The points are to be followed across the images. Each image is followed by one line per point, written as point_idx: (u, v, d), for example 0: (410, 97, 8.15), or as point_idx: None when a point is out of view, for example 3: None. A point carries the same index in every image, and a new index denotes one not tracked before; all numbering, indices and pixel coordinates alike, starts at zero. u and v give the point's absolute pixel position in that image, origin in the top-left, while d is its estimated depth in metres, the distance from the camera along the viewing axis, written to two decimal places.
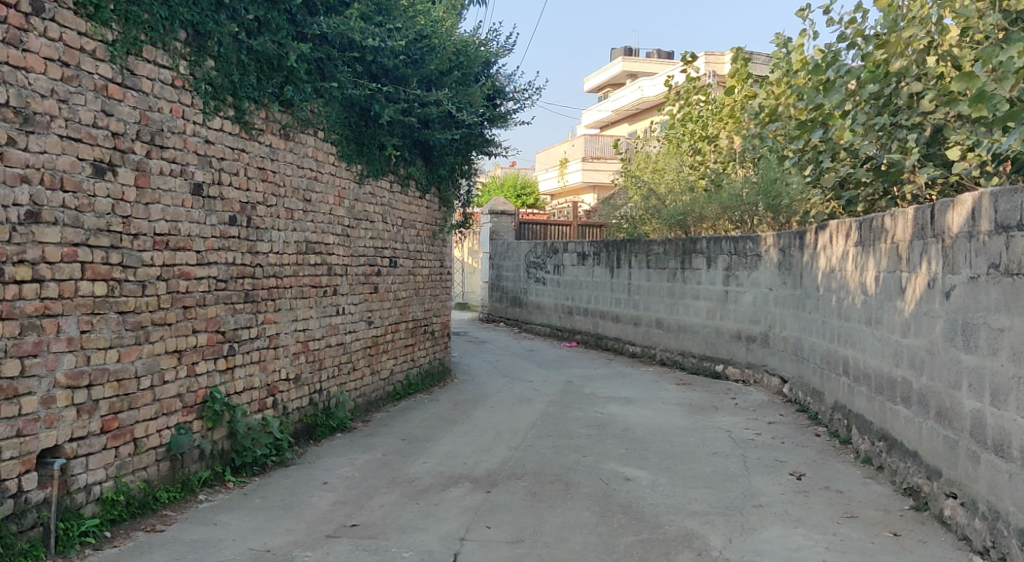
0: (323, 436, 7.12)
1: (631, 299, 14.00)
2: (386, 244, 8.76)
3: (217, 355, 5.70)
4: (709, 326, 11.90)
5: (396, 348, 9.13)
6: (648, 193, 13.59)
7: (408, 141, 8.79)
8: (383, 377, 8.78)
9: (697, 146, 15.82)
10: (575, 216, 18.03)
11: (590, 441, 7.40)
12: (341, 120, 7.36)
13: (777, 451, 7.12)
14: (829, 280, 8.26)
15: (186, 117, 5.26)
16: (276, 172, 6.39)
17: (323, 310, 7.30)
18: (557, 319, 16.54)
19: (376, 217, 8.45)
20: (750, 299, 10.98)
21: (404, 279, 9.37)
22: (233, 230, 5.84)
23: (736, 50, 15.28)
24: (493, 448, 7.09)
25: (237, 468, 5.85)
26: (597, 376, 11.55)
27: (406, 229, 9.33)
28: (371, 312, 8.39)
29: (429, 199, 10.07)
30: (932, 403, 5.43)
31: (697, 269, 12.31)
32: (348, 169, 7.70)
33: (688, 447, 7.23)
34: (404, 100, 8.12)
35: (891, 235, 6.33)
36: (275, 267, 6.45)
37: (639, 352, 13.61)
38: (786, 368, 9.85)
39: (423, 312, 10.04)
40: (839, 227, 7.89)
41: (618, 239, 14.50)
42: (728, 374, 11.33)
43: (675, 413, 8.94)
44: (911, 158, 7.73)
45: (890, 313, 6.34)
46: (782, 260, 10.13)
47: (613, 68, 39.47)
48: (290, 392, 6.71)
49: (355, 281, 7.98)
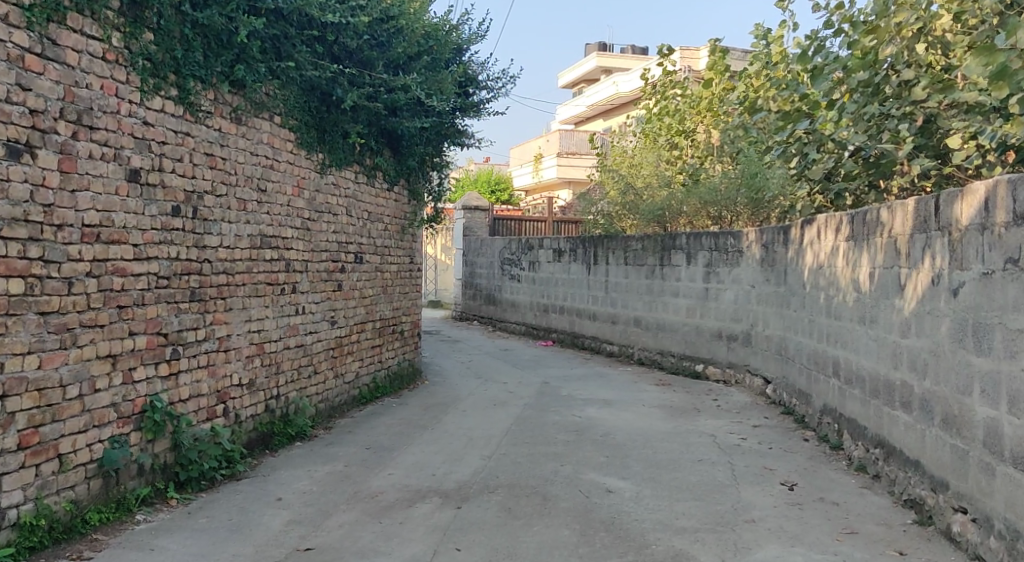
0: (281, 446, 6.62)
1: (608, 297, 13.59)
2: (350, 239, 8.25)
3: (159, 359, 5.17)
4: (689, 324, 11.51)
5: (362, 349, 8.62)
6: (625, 187, 13.14)
7: (374, 130, 8.29)
8: (348, 380, 8.27)
9: (674, 140, 15.40)
10: (550, 212, 17.60)
11: (568, 448, 6.96)
12: (300, 104, 6.86)
13: (765, 458, 6.73)
14: (817, 277, 7.86)
15: (120, 95, 4.72)
16: (225, 160, 5.87)
17: (281, 310, 6.79)
18: (532, 317, 16.09)
19: (340, 210, 7.94)
20: (731, 297, 10.59)
21: (371, 276, 8.86)
22: (177, 222, 5.31)
23: (714, 42, 14.99)
24: (464, 456, 6.62)
25: (182, 484, 5.32)
26: (574, 377, 11.12)
27: (373, 223, 8.82)
28: (334, 312, 7.89)
29: (397, 191, 9.56)
30: (936, 410, 5.06)
31: (676, 265, 11.89)
32: (308, 158, 7.18)
33: (671, 454, 6.81)
34: (368, 85, 7.63)
35: (888, 229, 5.95)
36: (226, 263, 5.93)
37: (617, 351, 13.21)
38: (769, 369, 9.47)
39: (391, 311, 9.53)
40: (828, 221, 7.51)
41: (594, 235, 14.07)
42: (709, 374, 10.95)
43: (655, 416, 8.51)
44: (904, 148, 7.38)
45: (887, 311, 5.96)
46: (765, 256, 9.75)
47: (587, 64, 39.12)
48: (243, 399, 6.20)
49: (316, 279, 7.47)
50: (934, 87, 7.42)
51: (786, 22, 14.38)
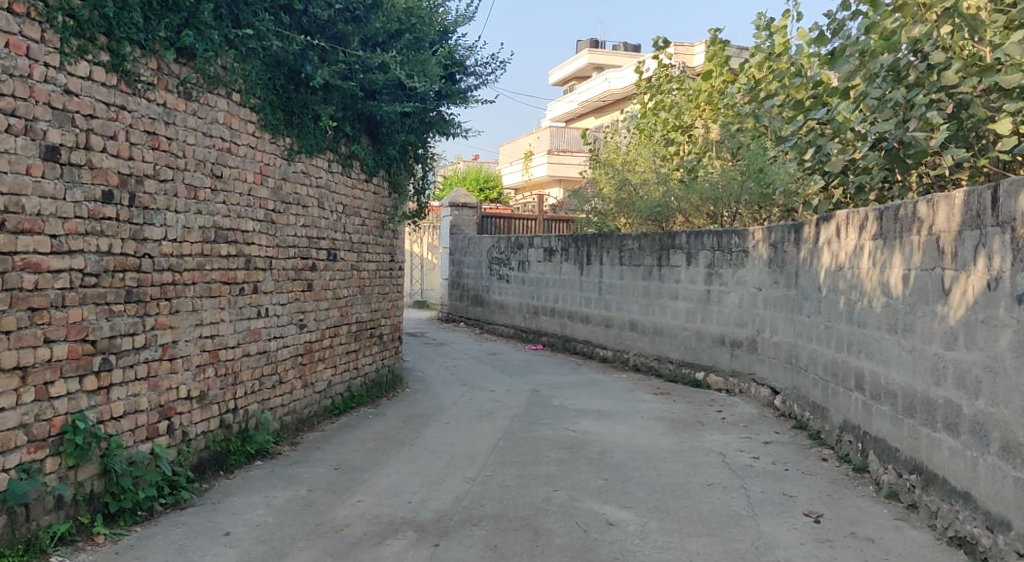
0: (237, 466, 5.85)
1: (602, 299, 12.86)
2: (323, 234, 7.48)
3: (86, 371, 4.39)
4: (689, 329, 10.76)
5: (335, 355, 7.86)
6: (621, 183, 12.39)
7: (350, 114, 7.52)
8: (319, 390, 7.50)
9: (670, 136, 14.70)
10: (540, 210, 16.87)
11: (561, 469, 6.22)
12: (263, 81, 6.10)
13: (783, 482, 6.02)
14: (835, 279, 7.16)
15: (32, 56, 3.99)
16: (171, 140, 5.09)
17: (239, 312, 6.01)
18: (521, 319, 15.36)
19: (311, 201, 7.16)
20: (735, 300, 9.87)
21: (346, 275, 8.10)
22: (109, 210, 4.54)
23: (712, 32, 14.24)
24: (445, 479, 5.87)
25: (112, 516, 4.55)
26: (566, 384, 10.37)
27: (348, 216, 8.05)
28: (303, 314, 7.11)
29: (377, 182, 8.79)
30: (993, 436, 4.38)
31: (675, 266, 11.15)
32: (272, 142, 6.41)
33: (677, 477, 6.08)
34: (342, 62, 6.86)
35: (928, 225, 5.25)
36: (171, 259, 5.15)
37: (611, 356, 12.48)
38: (778, 378, 8.76)
39: (369, 313, 8.76)
40: (850, 217, 6.80)
41: (588, 234, 13.33)
42: (711, 382, 10.23)
43: (656, 431, 7.79)
44: (937, 137, 6.67)
45: (926, 319, 5.25)
46: (773, 257, 9.04)
47: (578, 61, 38.40)
48: (193, 414, 5.42)
49: (282, 278, 6.70)
50: (967, 71, 6.80)
51: (790, 11, 13.89)
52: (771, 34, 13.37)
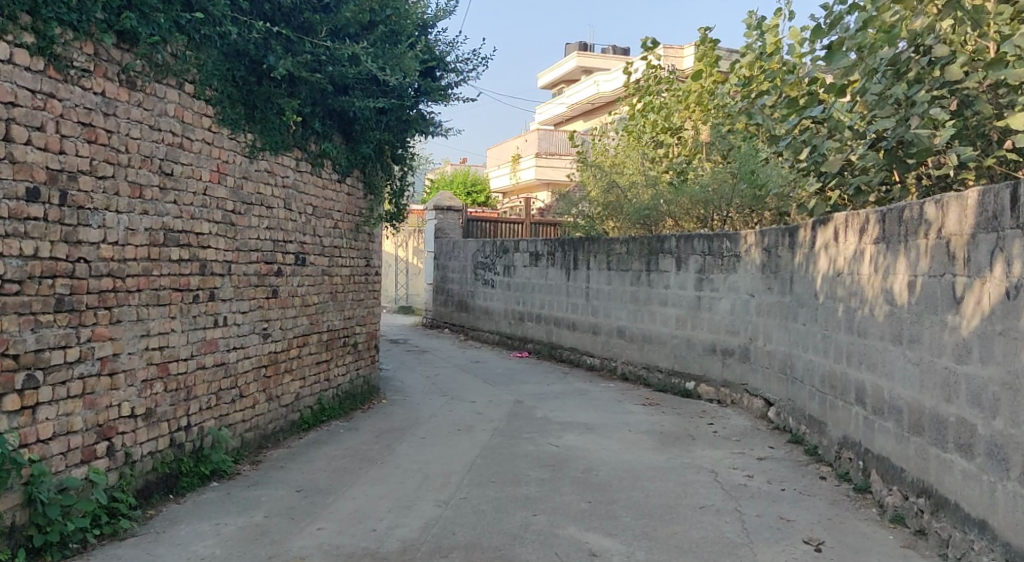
0: (190, 489, 5.39)
1: (589, 305, 12.43)
2: (290, 237, 7.02)
3: (5, 390, 3.98)
4: (679, 336, 10.32)
5: (304, 367, 7.40)
6: (608, 185, 12.02)
7: (318, 110, 7.08)
8: (285, 404, 7.04)
9: (659, 138, 14.31)
10: (527, 214, 16.45)
11: (542, 490, 5.79)
12: (220, 72, 5.65)
13: (779, 504, 5.60)
14: (834, 285, 6.75)
15: None
16: (112, 134, 4.64)
17: (193, 321, 5.56)
18: (506, 326, 14.92)
19: (276, 202, 6.71)
20: (727, 306, 9.46)
21: (317, 280, 7.64)
22: (33, 209, 4.12)
23: (703, 31, 13.86)
24: (415, 503, 5.42)
25: (36, 551, 4.10)
26: (551, 394, 9.94)
27: (319, 218, 7.60)
28: (267, 322, 6.65)
29: (351, 183, 8.34)
30: (1013, 459, 3.98)
31: (664, 271, 10.72)
32: (231, 138, 5.95)
33: (667, 499, 5.66)
34: (309, 53, 6.42)
35: (936, 227, 4.85)
36: (113, 263, 4.69)
37: (599, 364, 12.05)
38: (772, 389, 8.35)
39: (341, 321, 8.30)
40: (850, 220, 6.40)
41: (575, 238, 12.93)
42: (701, 392, 9.82)
43: (644, 446, 7.37)
44: (942, 135, 6.27)
45: (935, 330, 4.85)
46: (766, 262, 8.63)
47: (568, 64, 38.01)
48: (138, 434, 4.96)
49: (243, 284, 6.24)
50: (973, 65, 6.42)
51: (783, 10, 13.53)
52: (763, 34, 13.00)
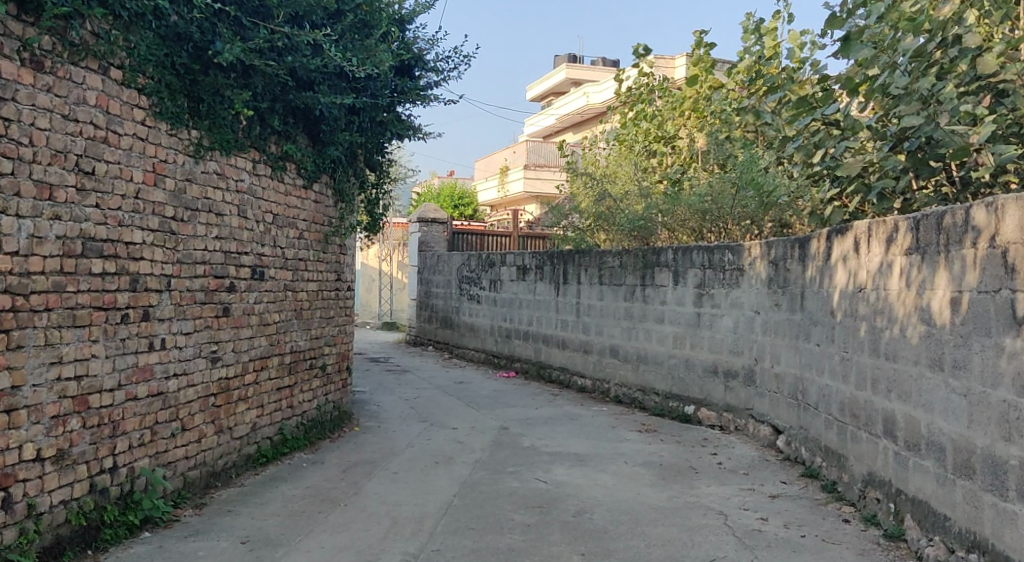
0: (116, 542, 4.62)
1: (580, 322, 11.67)
2: (245, 248, 6.25)
3: None
4: (676, 357, 9.58)
5: (261, 394, 6.61)
6: (600, 195, 11.33)
7: (277, 106, 6.33)
8: (238, 436, 6.24)
9: (653, 147, 13.64)
10: (515, 226, 15.75)
11: (527, 540, 5.03)
12: (156, 57, 4.92)
13: (801, 556, 4.86)
14: (855, 302, 6.03)
15: None
16: (9, 122, 3.95)
17: (120, 345, 4.78)
18: (492, 343, 14.17)
19: (228, 208, 5.95)
20: (729, 324, 8.72)
21: (278, 297, 6.87)
22: None
23: (699, 34, 13.22)
24: (380, 557, 4.66)
25: None
26: (539, 419, 9.17)
27: (280, 228, 6.83)
28: (216, 345, 5.87)
29: (318, 189, 7.57)
30: None
31: (661, 285, 9.96)
32: (170, 134, 5.19)
33: (670, 550, 4.91)
34: (264, 41, 5.68)
35: (989, 234, 4.15)
36: (9, 278, 3.97)
37: (591, 386, 11.31)
38: (781, 416, 7.62)
39: (307, 341, 7.52)
40: (874, 228, 5.69)
41: (564, 251, 12.19)
42: (702, 418, 9.07)
43: (642, 481, 6.62)
44: (978, 132, 5.57)
45: (989, 355, 4.15)
46: (773, 275, 7.91)
47: (557, 75, 37.41)
48: (46, 480, 4.20)
49: (186, 302, 5.46)
50: (1010, 55, 5.74)
51: (780, 13, 12.93)
52: (760, 36, 12.37)
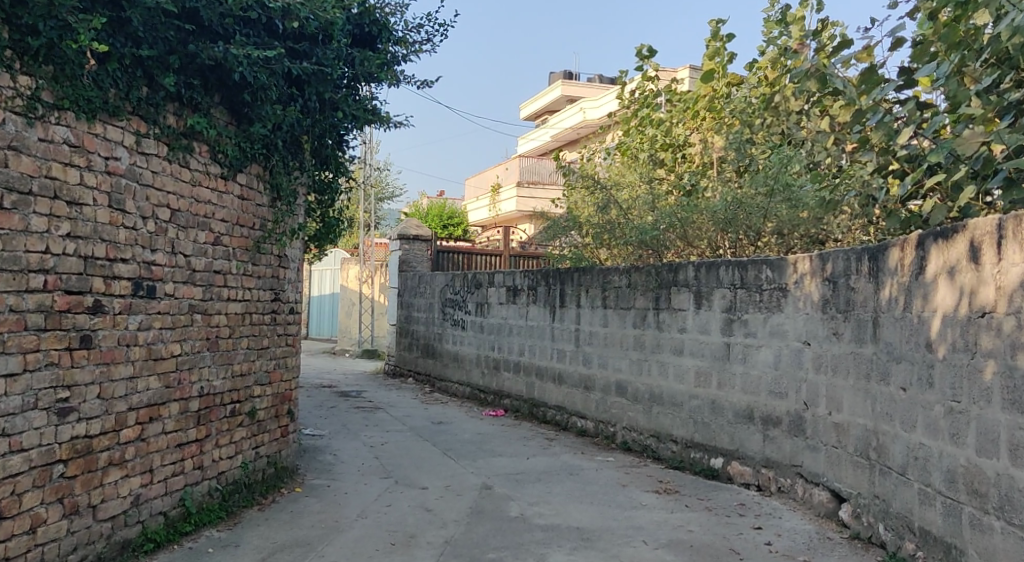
0: None
1: (579, 352, 9.92)
2: (123, 252, 4.49)
3: None
4: (699, 398, 7.83)
5: (147, 456, 4.82)
6: (604, 203, 9.62)
7: (173, 60, 4.64)
8: (108, 518, 4.44)
9: (661, 155, 11.73)
10: (506, 244, 14.00)
11: None
12: None
13: None
14: (975, 329, 4.30)
15: None
16: None
17: None
18: (478, 376, 12.41)
19: (91, 196, 4.21)
20: (769, 358, 6.95)
21: (179, 322, 5.09)
22: None
23: (715, 23, 11.50)
24: None
25: None
26: (530, 475, 7.38)
27: (181, 228, 5.07)
28: (68, 392, 4.11)
29: (244, 182, 5.83)
30: None
31: (678, 309, 8.21)
32: None
33: None
34: None
35: None
36: None
37: (592, 429, 9.57)
38: (845, 479, 5.86)
39: (227, 380, 5.72)
40: (1009, 226, 4.00)
41: (561, 269, 10.44)
42: (733, 474, 7.30)
43: None
44: None
45: None
46: (829, 296, 6.17)
47: (552, 93, 35.94)
48: None
49: (7, 328, 3.74)
50: None
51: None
52: (786, 26, 10.58)
